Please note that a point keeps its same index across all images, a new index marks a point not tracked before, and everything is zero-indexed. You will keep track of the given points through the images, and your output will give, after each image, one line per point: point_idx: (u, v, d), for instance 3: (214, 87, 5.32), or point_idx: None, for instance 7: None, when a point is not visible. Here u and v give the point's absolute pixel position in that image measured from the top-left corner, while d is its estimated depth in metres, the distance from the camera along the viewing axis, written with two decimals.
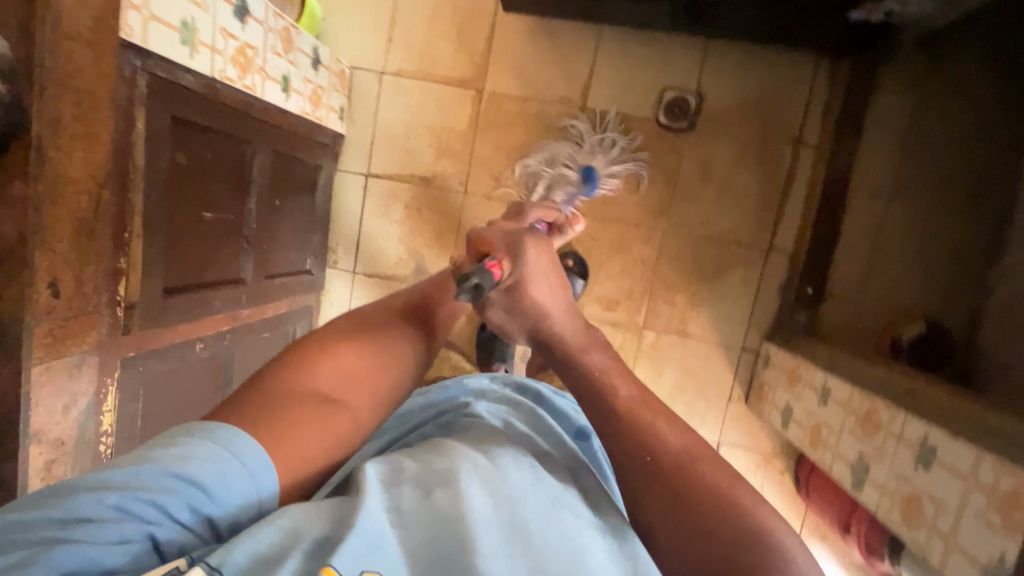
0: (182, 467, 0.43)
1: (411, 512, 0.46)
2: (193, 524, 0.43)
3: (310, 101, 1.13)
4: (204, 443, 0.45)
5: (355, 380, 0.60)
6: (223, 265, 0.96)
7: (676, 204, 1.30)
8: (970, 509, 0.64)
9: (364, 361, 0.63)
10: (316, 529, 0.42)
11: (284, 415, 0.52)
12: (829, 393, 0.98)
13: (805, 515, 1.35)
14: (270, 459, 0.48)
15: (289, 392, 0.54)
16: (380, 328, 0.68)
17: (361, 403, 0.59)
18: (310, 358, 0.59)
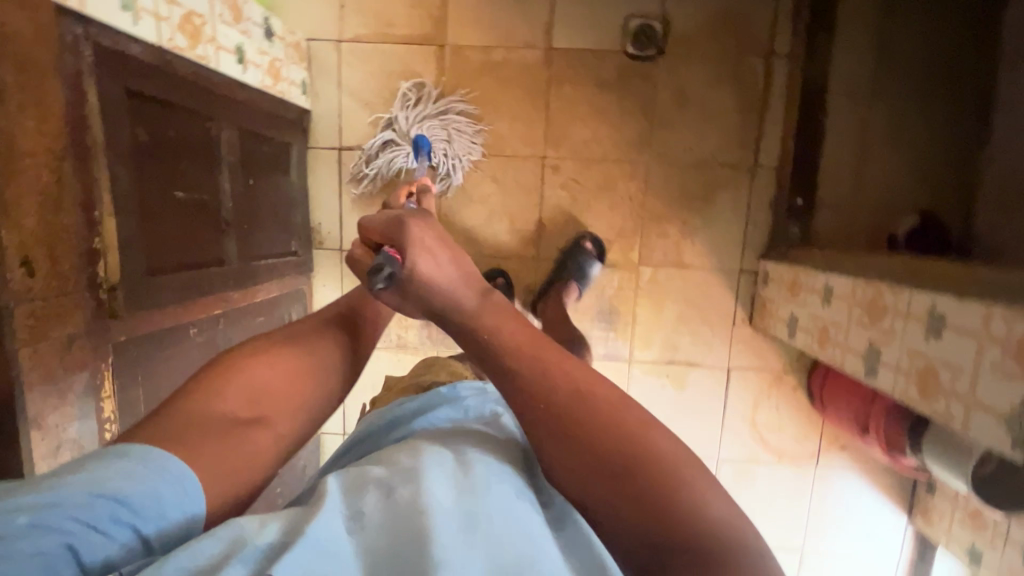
0: (100, 484, 0.44)
1: (372, 514, 0.49)
2: (116, 538, 0.43)
3: (269, 74, 1.10)
4: (123, 462, 0.47)
5: (276, 393, 0.61)
6: (204, 247, 0.94)
7: (656, 134, 1.28)
8: (987, 365, 0.64)
9: (286, 377, 0.63)
10: (270, 536, 0.45)
11: (208, 423, 0.54)
12: (831, 292, 0.98)
13: (823, 429, 1.35)
14: (196, 475, 0.50)
15: (206, 415, 0.55)
16: (310, 337, 0.68)
17: (284, 421, 0.61)
18: (227, 379, 0.59)
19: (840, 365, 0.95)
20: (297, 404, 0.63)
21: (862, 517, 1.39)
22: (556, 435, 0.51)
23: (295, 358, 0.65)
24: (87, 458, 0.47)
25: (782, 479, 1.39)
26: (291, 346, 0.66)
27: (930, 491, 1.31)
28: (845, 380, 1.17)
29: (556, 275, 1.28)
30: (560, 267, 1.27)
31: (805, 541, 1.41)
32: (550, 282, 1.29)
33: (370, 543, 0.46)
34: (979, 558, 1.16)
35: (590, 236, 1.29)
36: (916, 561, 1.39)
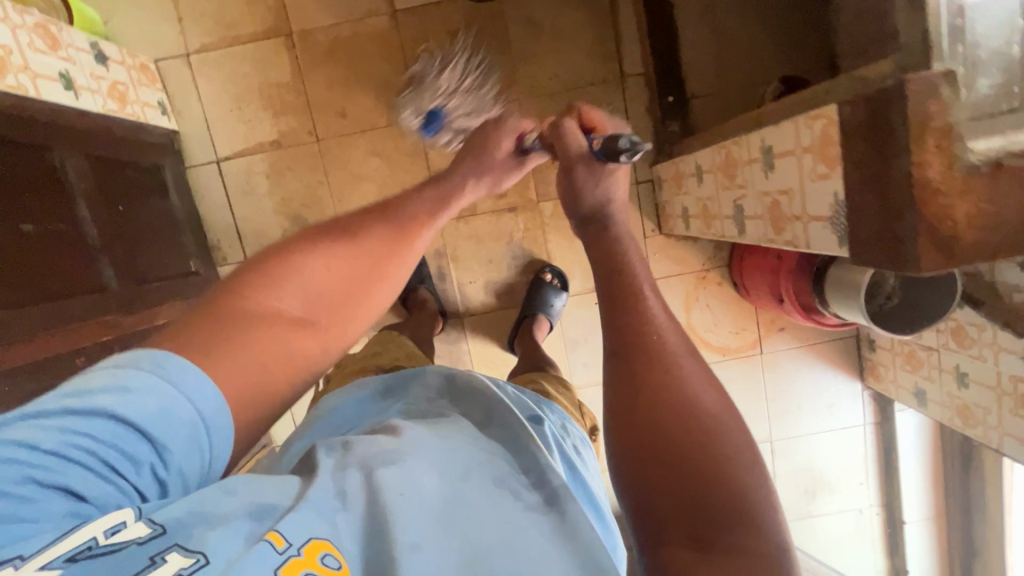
0: (124, 413, 0.44)
1: (355, 492, 0.47)
2: (141, 478, 0.44)
3: (112, 98, 1.09)
4: (151, 379, 0.46)
5: (326, 300, 0.61)
6: (73, 276, 0.93)
7: (519, 69, 1.28)
8: (805, 175, 0.64)
9: (347, 277, 0.63)
10: (279, 498, 0.45)
11: (237, 331, 0.53)
12: (701, 170, 0.98)
13: (757, 316, 1.37)
14: (228, 415, 0.49)
15: (256, 311, 0.55)
16: (380, 232, 0.67)
17: (334, 324, 0.61)
18: (285, 273, 0.59)
19: (724, 236, 0.95)
20: (362, 307, 0.64)
21: (819, 392, 1.40)
22: (633, 391, 0.51)
23: (358, 256, 0.64)
24: (125, 368, 0.46)
25: (732, 376, 1.40)
26: (354, 239, 0.65)
27: (872, 349, 1.33)
28: (755, 258, 1.18)
29: (525, 309, 1.30)
30: (526, 302, 1.30)
31: (772, 430, 1.42)
32: (520, 317, 1.32)
33: (358, 519, 0.45)
34: (924, 397, 1.18)
35: (551, 267, 1.33)
36: (880, 421, 1.42)
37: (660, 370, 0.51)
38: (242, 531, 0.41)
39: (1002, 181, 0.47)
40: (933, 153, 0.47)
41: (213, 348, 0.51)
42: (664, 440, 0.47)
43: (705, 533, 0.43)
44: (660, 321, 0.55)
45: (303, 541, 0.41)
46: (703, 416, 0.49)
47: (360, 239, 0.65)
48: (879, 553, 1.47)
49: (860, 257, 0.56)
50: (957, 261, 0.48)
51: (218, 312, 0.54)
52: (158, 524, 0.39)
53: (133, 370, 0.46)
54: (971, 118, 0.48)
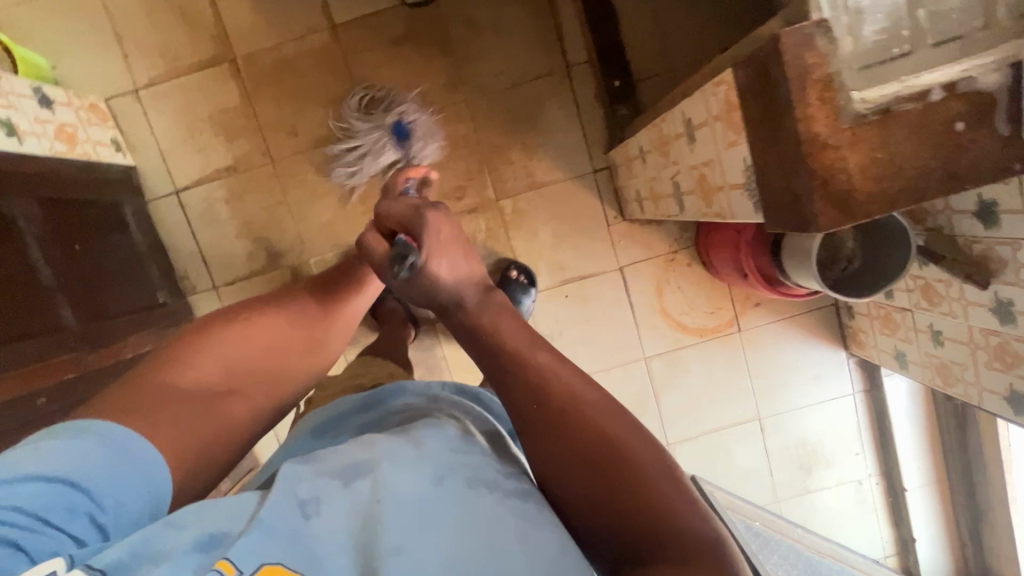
0: (57, 470, 0.48)
1: (330, 503, 0.48)
2: (79, 527, 0.47)
3: (59, 139, 1.11)
4: (85, 443, 0.52)
5: (244, 369, 0.68)
6: (30, 316, 0.94)
7: (464, 69, 1.28)
8: (719, 144, 0.63)
9: (264, 346, 0.71)
10: (230, 523, 0.46)
11: (156, 400, 0.59)
12: (643, 151, 0.97)
13: (731, 294, 1.35)
14: (164, 464, 0.55)
15: (173, 381, 0.62)
16: (295, 308, 0.76)
17: (257, 388, 0.69)
18: (207, 346, 0.67)
19: (671, 215, 0.94)
20: (276, 376, 0.71)
21: (806, 365, 1.38)
22: (558, 418, 0.50)
23: (276, 325, 0.73)
24: (45, 441, 0.51)
25: (712, 357, 1.38)
26: (274, 311, 0.74)
27: (851, 315, 1.30)
28: (714, 235, 1.17)
29: None
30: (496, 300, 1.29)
31: (759, 407, 1.40)
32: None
33: (332, 531, 0.46)
34: (904, 359, 1.15)
35: (515, 265, 1.29)
36: (870, 388, 1.38)
37: (571, 409, 0.50)
38: (189, 563, 0.43)
39: (893, 127, 0.45)
40: (817, 106, 0.45)
41: (141, 411, 0.57)
42: (582, 479, 0.48)
43: (638, 551, 0.45)
44: (543, 361, 0.53)
45: (254, 567, 0.42)
46: (616, 440, 0.48)
47: (280, 312, 0.75)
48: (884, 523, 1.43)
49: (771, 221, 0.55)
50: (855, 215, 0.47)
51: (144, 387, 0.60)
52: (96, 568, 0.42)
53: (54, 439, 0.51)
54: (859, 70, 0.46)
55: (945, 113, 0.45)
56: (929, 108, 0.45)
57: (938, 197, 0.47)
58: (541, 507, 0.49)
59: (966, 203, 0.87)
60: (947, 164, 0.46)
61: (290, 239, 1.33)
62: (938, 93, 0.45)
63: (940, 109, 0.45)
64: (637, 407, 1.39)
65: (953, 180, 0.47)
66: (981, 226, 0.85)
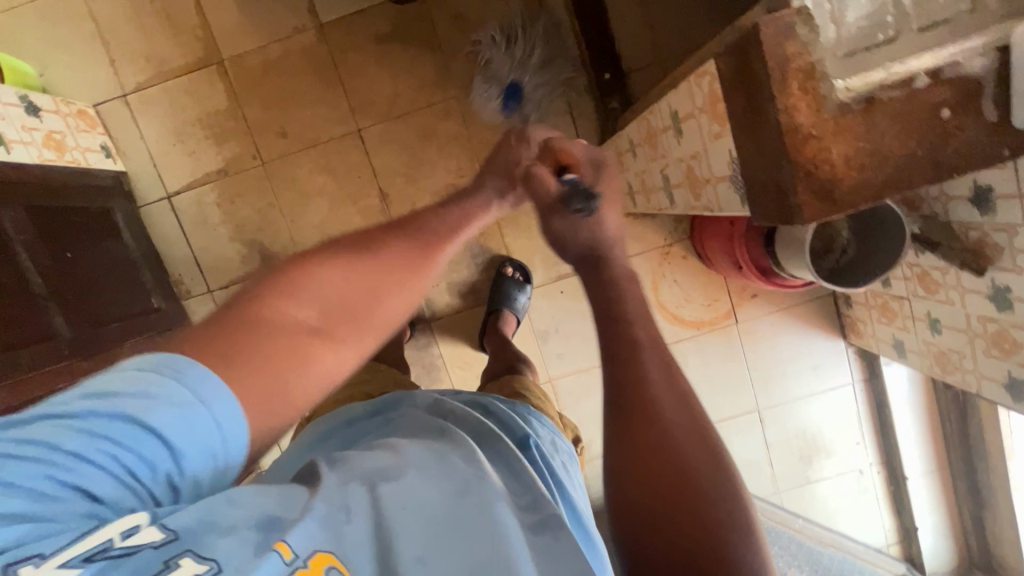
0: (139, 413, 0.41)
1: (360, 503, 0.45)
2: (157, 480, 0.41)
3: (48, 147, 1.11)
4: (169, 381, 0.43)
5: (344, 310, 0.55)
6: (23, 326, 0.95)
7: (452, 66, 1.27)
8: (704, 136, 0.62)
9: (360, 289, 0.56)
10: (285, 507, 0.43)
11: (250, 346, 0.48)
12: (633, 144, 0.96)
13: (727, 285, 1.34)
14: (247, 420, 0.45)
15: (270, 320, 0.50)
16: (398, 243, 0.61)
17: (348, 338, 0.54)
18: (302, 282, 0.53)
19: (662, 209, 0.93)
20: (379, 319, 0.57)
21: (805, 355, 1.37)
22: (626, 429, 0.53)
23: (377, 262, 0.58)
24: (149, 371, 0.43)
25: (710, 350, 1.37)
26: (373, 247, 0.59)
27: (849, 305, 1.29)
28: (707, 227, 1.16)
29: (490, 306, 1.28)
30: (490, 298, 1.29)
31: (757, 399, 1.39)
32: (486, 314, 1.30)
33: (364, 528, 0.44)
34: (903, 347, 1.14)
35: (511, 262, 1.32)
36: (869, 377, 1.37)
37: (642, 414, 0.53)
38: (248, 541, 0.39)
39: (876, 115, 0.44)
40: (798, 95, 0.44)
41: (204, 357, 0.45)
42: (649, 481, 0.50)
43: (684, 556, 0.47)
44: (644, 357, 0.56)
45: (309, 553, 0.39)
46: (681, 453, 0.50)
47: (383, 250, 0.59)
48: (885, 512, 1.43)
49: (757, 212, 0.54)
50: (839, 206, 0.46)
51: (239, 323, 0.48)
52: (171, 528, 0.38)
53: (158, 375, 0.43)
54: (843, 56, 0.47)
55: (931, 100, 0.44)
56: (913, 95, 0.44)
57: (923, 185, 0.46)
58: (557, 535, 0.50)
59: (962, 189, 0.85)
60: (932, 152, 0.45)
61: (283, 242, 1.33)
62: (923, 80, 0.44)
63: (925, 96, 0.44)
64: None
65: (939, 168, 0.46)
66: (977, 213, 0.84)
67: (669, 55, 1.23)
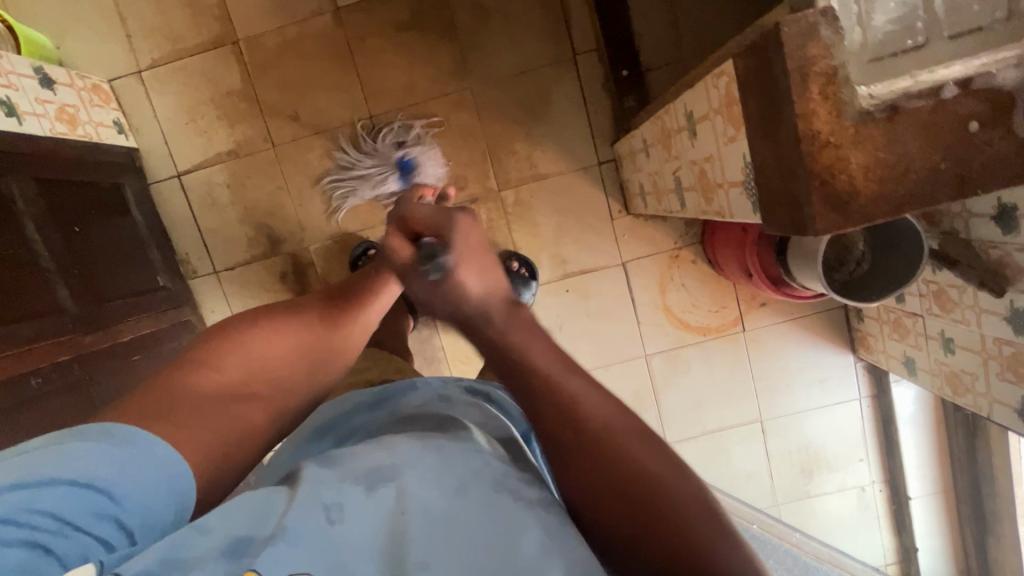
0: (76, 473, 0.46)
1: (354, 506, 0.46)
2: (104, 529, 0.47)
3: (60, 121, 1.11)
4: (100, 445, 0.49)
5: (265, 371, 0.65)
6: (27, 298, 0.95)
7: (468, 56, 1.25)
8: (719, 139, 0.60)
9: (286, 353, 0.68)
10: (257, 527, 0.44)
11: (185, 402, 0.57)
12: (647, 145, 0.94)
13: (736, 292, 1.31)
14: (182, 461, 0.53)
15: (199, 384, 0.59)
16: (310, 317, 0.72)
17: (276, 396, 0.65)
18: (226, 351, 0.64)
19: (672, 211, 0.91)
20: (298, 382, 0.68)
21: (812, 367, 1.34)
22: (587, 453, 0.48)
23: (294, 331, 0.70)
24: (73, 441, 0.49)
25: (715, 357, 1.35)
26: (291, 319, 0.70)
27: (860, 318, 1.26)
28: (720, 232, 1.13)
29: None
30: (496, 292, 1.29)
31: (761, 409, 1.37)
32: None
33: (358, 534, 0.45)
34: (913, 365, 1.11)
35: (517, 256, 1.26)
36: (877, 394, 1.34)
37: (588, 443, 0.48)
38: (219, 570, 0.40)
39: (899, 124, 0.42)
40: (818, 101, 0.42)
41: (172, 417, 0.55)
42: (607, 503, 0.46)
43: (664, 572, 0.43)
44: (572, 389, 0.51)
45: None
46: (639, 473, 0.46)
47: (299, 320, 0.71)
48: (886, 531, 1.40)
49: (769, 221, 0.52)
50: (855, 219, 0.44)
51: (161, 388, 0.58)
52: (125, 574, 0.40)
53: (82, 441, 0.49)
54: (868, 62, 0.44)
55: (959, 111, 0.42)
56: (940, 106, 0.42)
57: (946, 201, 0.44)
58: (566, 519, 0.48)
59: (984, 206, 0.82)
60: (957, 167, 0.43)
61: (290, 226, 1.33)
62: (951, 89, 0.42)
63: (952, 107, 0.42)
64: (634, 405, 1.37)
65: (964, 184, 0.44)
66: (1001, 231, 0.81)
67: (690, 54, 1.20)
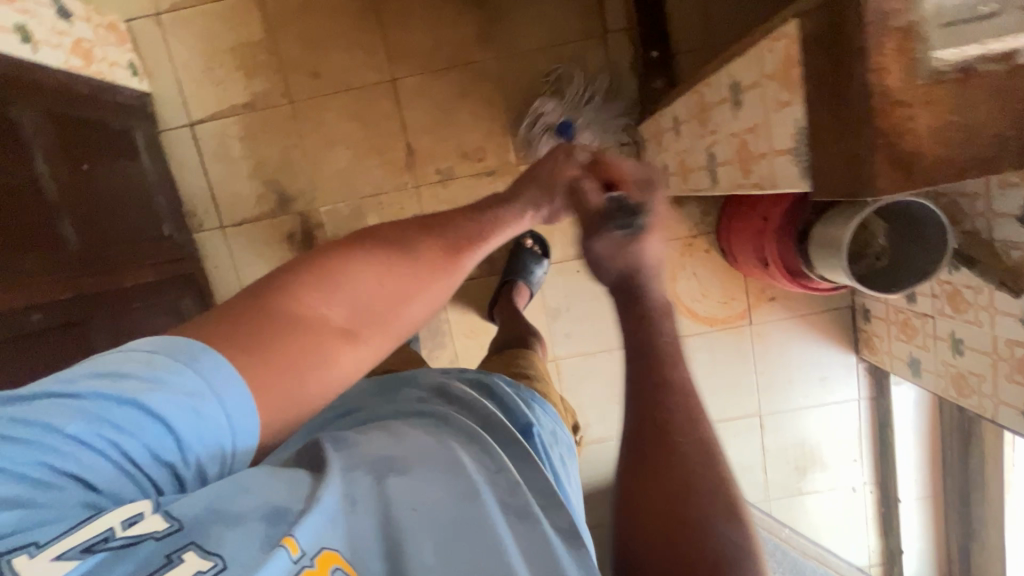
0: (152, 405, 0.44)
1: (366, 496, 0.46)
2: (158, 469, 0.44)
3: (75, 54, 1.07)
4: (177, 372, 0.46)
5: (365, 309, 0.59)
6: (31, 231, 0.92)
7: (497, 25, 1.23)
8: (770, 106, 0.59)
9: (386, 293, 0.61)
10: (290, 498, 0.43)
11: (273, 339, 0.52)
12: (679, 123, 0.93)
13: (746, 285, 1.31)
14: (253, 409, 0.49)
15: (300, 318, 0.55)
16: (412, 251, 0.65)
17: (377, 339, 0.60)
18: (326, 285, 0.58)
19: (700, 190, 0.91)
20: (390, 327, 0.61)
21: (813, 368, 1.35)
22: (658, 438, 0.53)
23: (396, 270, 0.63)
24: (163, 361, 0.46)
25: (720, 348, 1.35)
26: (394, 254, 0.63)
27: (867, 319, 1.27)
28: (739, 222, 1.14)
29: (505, 275, 1.27)
30: (507, 267, 1.28)
31: (761, 404, 1.37)
32: (500, 283, 1.28)
33: (367, 529, 0.44)
34: (918, 367, 1.12)
35: (531, 234, 1.30)
36: (876, 396, 1.36)
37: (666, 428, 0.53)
38: (256, 532, 0.40)
39: (970, 87, 0.42)
40: (891, 57, 0.42)
41: (263, 358, 0.50)
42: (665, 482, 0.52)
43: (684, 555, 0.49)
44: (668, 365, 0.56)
45: (315, 551, 0.40)
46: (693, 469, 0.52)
47: (406, 257, 0.64)
48: (873, 533, 1.42)
49: (821, 187, 0.52)
50: (917, 182, 0.44)
51: (270, 318, 0.53)
52: (175, 517, 0.40)
53: (171, 363, 0.46)
54: (942, 27, 0.41)
55: None
56: (1014, 70, 0.42)
57: (1008, 172, 0.44)
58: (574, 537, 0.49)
59: (1009, 206, 0.82)
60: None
61: (302, 186, 1.30)
62: None
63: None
64: None
65: None
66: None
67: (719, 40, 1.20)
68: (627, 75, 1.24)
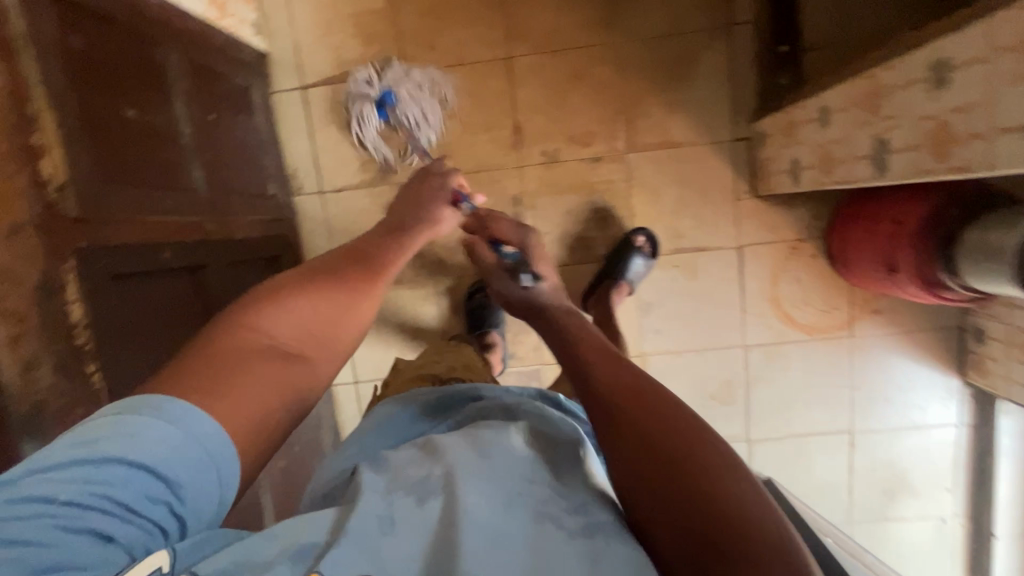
0: (140, 456, 0.43)
1: (405, 517, 0.47)
2: (159, 514, 0.44)
3: (212, 6, 1.09)
4: (153, 423, 0.45)
5: (300, 332, 0.64)
6: (167, 171, 0.92)
7: (620, 9, 1.22)
8: (997, 82, 0.56)
9: (316, 316, 0.66)
10: (320, 532, 0.45)
11: (229, 371, 0.54)
12: (829, 112, 0.90)
13: (851, 295, 1.27)
14: (228, 439, 0.50)
15: (244, 345, 0.58)
16: (330, 282, 0.70)
17: (321, 362, 0.64)
18: (261, 313, 0.62)
19: (850, 181, 0.89)
20: (329, 345, 0.66)
21: (910, 389, 1.30)
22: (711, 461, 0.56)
23: (321, 298, 0.68)
24: (125, 416, 0.45)
25: (816, 359, 1.30)
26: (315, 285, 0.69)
27: (980, 341, 1.20)
28: (862, 229, 1.09)
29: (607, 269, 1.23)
30: (608, 263, 1.24)
31: (854, 420, 1.32)
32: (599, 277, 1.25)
33: (407, 548, 0.44)
34: None
35: (642, 231, 1.25)
36: (978, 424, 1.29)
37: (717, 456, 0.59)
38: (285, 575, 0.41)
39: None
40: None
41: (218, 390, 0.52)
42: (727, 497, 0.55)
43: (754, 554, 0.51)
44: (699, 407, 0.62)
45: None
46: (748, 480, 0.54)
47: (328, 286, 0.70)
48: (959, 566, 1.35)
49: None
50: None
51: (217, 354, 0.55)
52: None
53: (134, 418, 0.45)
54: None
55: None
56: None
57: None
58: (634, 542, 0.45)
59: None
60: None
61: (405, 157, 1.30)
62: None
63: None
64: (723, 396, 1.33)
65: None
66: None
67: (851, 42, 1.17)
68: (748, 70, 1.21)
